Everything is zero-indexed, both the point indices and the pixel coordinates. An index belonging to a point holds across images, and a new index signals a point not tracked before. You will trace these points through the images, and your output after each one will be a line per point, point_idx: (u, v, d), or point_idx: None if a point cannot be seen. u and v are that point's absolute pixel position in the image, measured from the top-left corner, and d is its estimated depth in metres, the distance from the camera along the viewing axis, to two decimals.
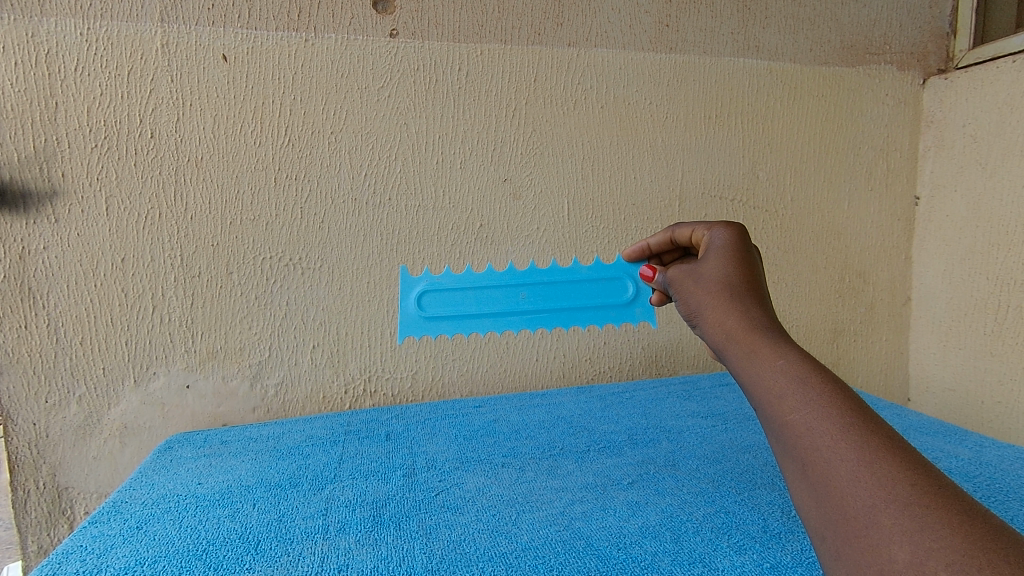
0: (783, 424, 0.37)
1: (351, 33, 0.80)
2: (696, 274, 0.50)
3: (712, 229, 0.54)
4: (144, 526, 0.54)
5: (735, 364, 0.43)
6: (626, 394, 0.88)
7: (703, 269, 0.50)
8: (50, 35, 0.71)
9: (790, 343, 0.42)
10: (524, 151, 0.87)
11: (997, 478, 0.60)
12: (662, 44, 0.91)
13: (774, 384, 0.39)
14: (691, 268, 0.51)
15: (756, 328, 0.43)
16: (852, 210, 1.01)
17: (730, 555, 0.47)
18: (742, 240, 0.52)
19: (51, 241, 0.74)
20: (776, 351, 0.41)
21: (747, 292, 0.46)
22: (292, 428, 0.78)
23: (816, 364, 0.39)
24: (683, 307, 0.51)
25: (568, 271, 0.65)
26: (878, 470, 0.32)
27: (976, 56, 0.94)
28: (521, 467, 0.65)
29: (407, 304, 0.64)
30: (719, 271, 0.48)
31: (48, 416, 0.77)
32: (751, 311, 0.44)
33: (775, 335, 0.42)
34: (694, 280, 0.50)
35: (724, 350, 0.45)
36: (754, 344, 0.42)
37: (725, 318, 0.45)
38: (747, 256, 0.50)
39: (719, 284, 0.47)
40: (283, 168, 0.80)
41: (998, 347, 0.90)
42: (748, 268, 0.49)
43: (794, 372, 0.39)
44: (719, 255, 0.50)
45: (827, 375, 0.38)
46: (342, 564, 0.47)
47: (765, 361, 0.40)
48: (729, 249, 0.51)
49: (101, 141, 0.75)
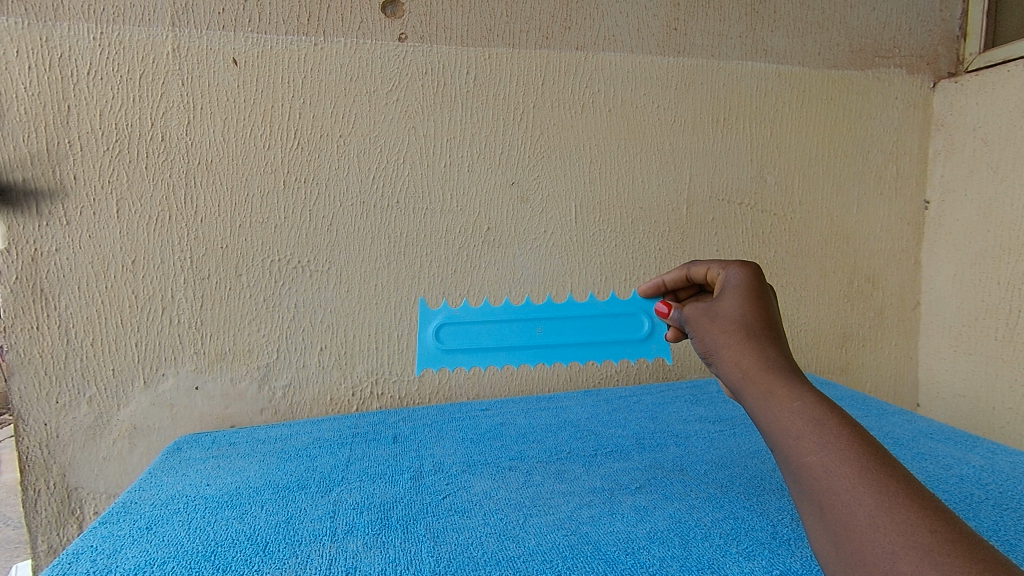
0: (799, 465, 0.37)
1: (360, 37, 0.80)
2: (711, 311, 0.50)
3: (728, 269, 0.54)
4: (154, 527, 0.54)
5: (752, 404, 0.43)
6: (633, 398, 0.88)
7: (718, 307, 0.50)
8: (63, 39, 0.72)
9: (805, 384, 0.42)
10: (531, 154, 0.88)
11: (1008, 485, 0.59)
12: (670, 47, 0.91)
13: (791, 425, 0.39)
14: (707, 307, 0.51)
15: (772, 368, 0.43)
16: (862, 214, 1.00)
17: (739, 561, 0.47)
18: (757, 280, 0.52)
19: (62, 243, 0.75)
20: (792, 391, 0.41)
21: (762, 332, 0.46)
22: (300, 430, 0.78)
23: (831, 404, 0.40)
24: (698, 345, 0.50)
25: (583, 306, 0.64)
26: (897, 514, 0.32)
27: (987, 59, 0.93)
28: (528, 471, 0.65)
29: (425, 336, 0.63)
30: (735, 310, 0.48)
31: (58, 416, 0.77)
32: (767, 352, 0.45)
33: (791, 376, 0.43)
34: (710, 318, 0.50)
35: (740, 389, 0.45)
36: (770, 384, 0.42)
37: (740, 358, 0.45)
38: (762, 295, 0.50)
39: (736, 324, 0.47)
40: (292, 171, 0.80)
41: (1009, 352, 0.90)
42: (764, 307, 0.49)
43: (810, 413, 0.39)
44: (735, 293, 0.50)
45: (843, 418, 0.38)
46: (350, 566, 0.47)
47: (781, 401, 0.41)
48: (745, 288, 0.51)
49: (113, 143, 0.75)
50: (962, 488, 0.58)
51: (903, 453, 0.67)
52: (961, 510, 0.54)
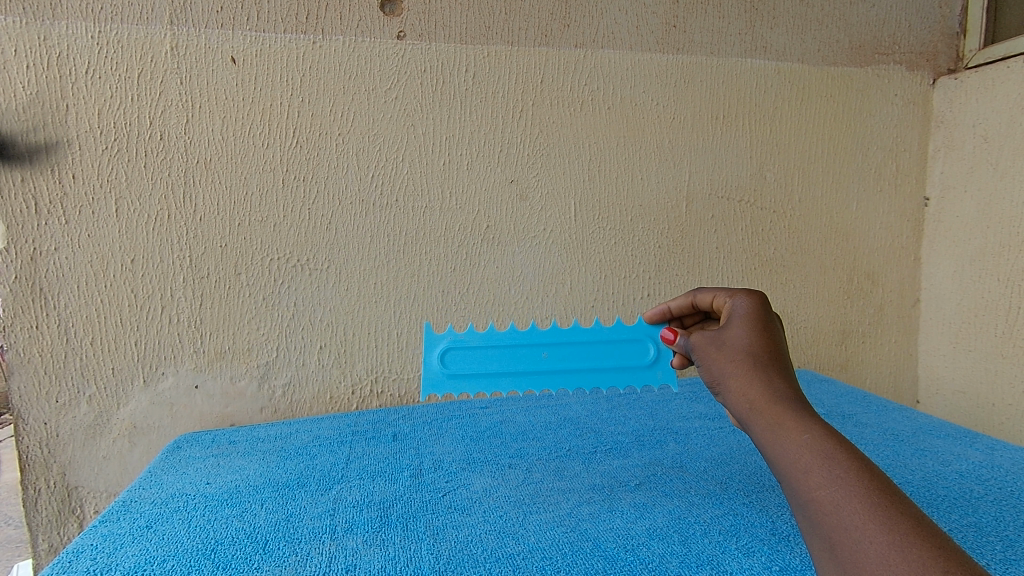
0: (809, 499, 0.37)
1: (358, 35, 0.80)
2: (717, 339, 0.48)
3: (735, 296, 0.52)
4: (154, 525, 0.54)
5: (759, 435, 0.42)
6: (633, 396, 0.88)
7: (724, 335, 0.48)
8: (61, 38, 0.72)
9: (814, 416, 0.41)
10: (530, 152, 0.88)
11: (1008, 481, 0.59)
12: (669, 45, 0.91)
13: (800, 459, 0.39)
14: (713, 335, 0.49)
15: (781, 400, 0.42)
16: (861, 211, 1.00)
17: (739, 557, 0.47)
18: (765, 308, 0.50)
19: (61, 242, 0.75)
20: (800, 423, 0.40)
21: (771, 362, 0.45)
22: (300, 428, 0.78)
23: (840, 437, 0.39)
24: (703, 373, 0.49)
25: (589, 331, 0.61)
26: (909, 553, 0.32)
27: (987, 56, 0.93)
28: (528, 468, 0.65)
29: (430, 361, 0.59)
30: (742, 339, 0.47)
31: (58, 415, 0.77)
32: (775, 382, 0.44)
33: (800, 407, 0.42)
34: (716, 346, 0.48)
35: (748, 421, 0.44)
36: (778, 416, 0.41)
37: (748, 389, 0.44)
38: (770, 323, 0.49)
39: (743, 353, 0.46)
40: (291, 169, 0.80)
41: (1010, 349, 0.89)
42: (771, 335, 0.47)
43: (818, 447, 0.38)
44: (742, 322, 0.48)
45: (852, 452, 0.38)
46: (350, 564, 0.47)
47: (790, 433, 0.40)
48: (753, 316, 0.49)
49: (112, 142, 0.75)
50: (961, 484, 0.58)
51: (903, 450, 0.67)
52: (961, 506, 0.54)
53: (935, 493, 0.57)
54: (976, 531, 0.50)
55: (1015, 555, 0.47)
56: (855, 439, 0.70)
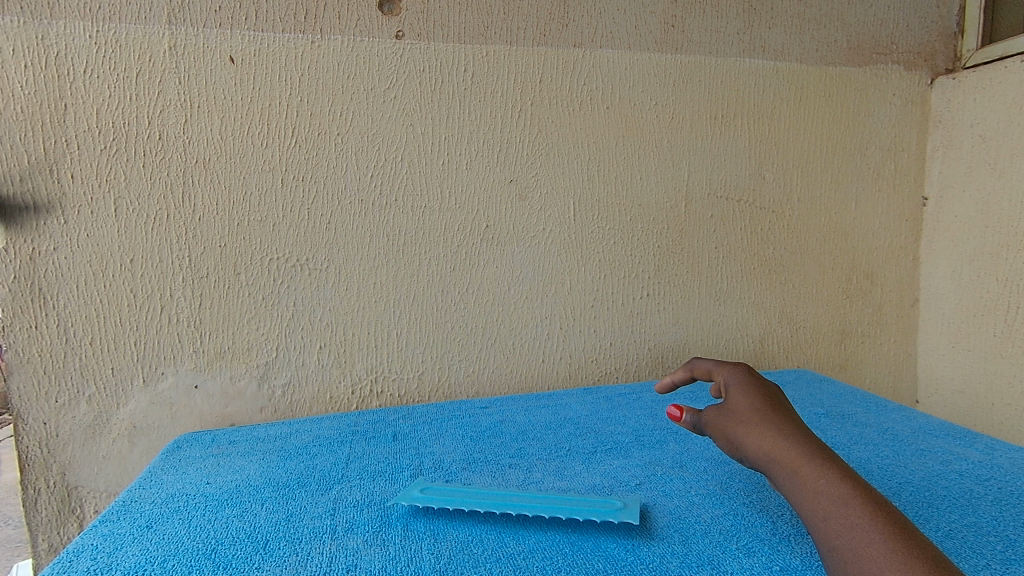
0: (831, 546, 0.40)
1: (357, 35, 0.80)
2: (724, 408, 0.54)
3: (731, 372, 0.58)
4: (154, 524, 0.54)
5: (783, 487, 0.47)
6: (632, 394, 0.88)
7: (729, 404, 0.54)
8: (59, 37, 0.72)
9: (828, 461, 0.46)
10: (530, 152, 0.88)
11: (1007, 481, 0.60)
12: (668, 44, 0.91)
13: (818, 505, 0.43)
14: (720, 405, 0.55)
15: (795, 450, 0.47)
16: (860, 210, 1.00)
17: (739, 558, 0.47)
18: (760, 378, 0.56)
19: (61, 242, 0.75)
20: (816, 469, 0.45)
21: (777, 416, 0.51)
22: (300, 428, 0.78)
23: (853, 482, 0.43)
24: (719, 441, 0.54)
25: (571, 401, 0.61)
26: None
27: (985, 56, 0.93)
28: (528, 468, 0.65)
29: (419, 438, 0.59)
30: (746, 404, 0.53)
31: (58, 415, 0.77)
32: (785, 434, 0.49)
33: (813, 454, 0.46)
34: (726, 415, 0.54)
35: (770, 472, 0.48)
36: (794, 465, 0.46)
37: (762, 443, 0.49)
38: (765, 387, 0.55)
39: (751, 415, 0.52)
40: (290, 169, 0.80)
41: (1007, 348, 0.90)
42: (770, 396, 0.54)
43: (834, 490, 0.43)
44: (743, 391, 0.55)
45: (865, 495, 0.42)
46: (350, 564, 0.47)
47: (806, 479, 0.45)
48: (751, 386, 0.55)
49: (110, 142, 0.75)
50: (960, 484, 0.59)
51: (902, 449, 0.68)
52: (961, 506, 0.55)
53: (935, 493, 0.57)
54: (975, 530, 0.50)
55: (1014, 555, 0.47)
56: (855, 439, 0.71)
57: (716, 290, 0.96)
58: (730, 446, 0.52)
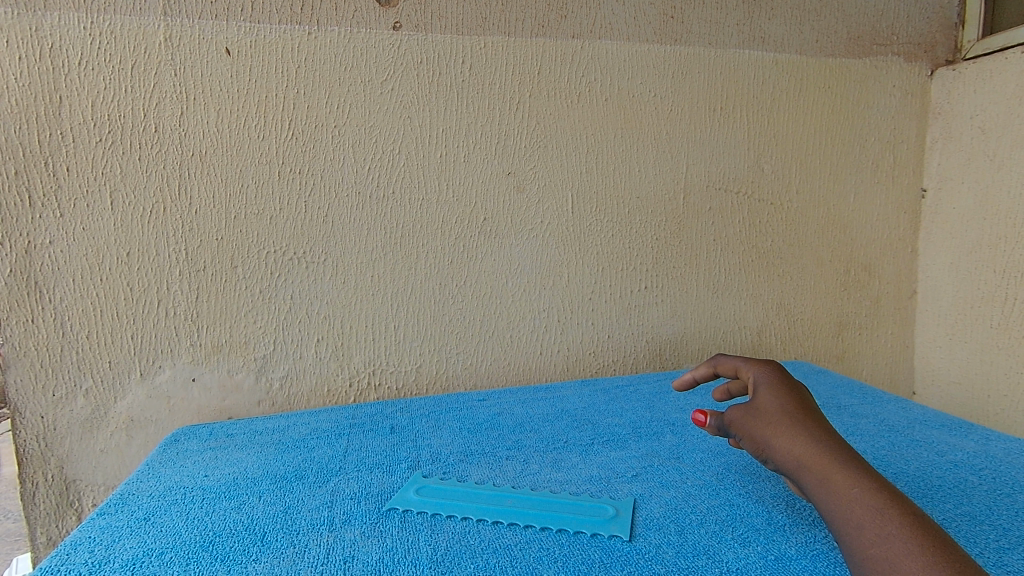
0: (864, 558, 0.39)
1: (354, 26, 0.80)
2: (751, 409, 0.53)
3: (757, 368, 0.57)
4: (152, 517, 0.54)
5: (812, 492, 0.45)
6: (630, 387, 0.88)
7: (756, 404, 0.53)
8: (53, 28, 0.71)
9: (860, 468, 0.44)
10: (528, 145, 0.87)
11: (1002, 471, 0.60)
12: (667, 36, 0.90)
13: (851, 514, 0.41)
14: (746, 404, 0.53)
15: (825, 453, 0.46)
16: (858, 202, 1.00)
17: (735, 547, 0.47)
18: (786, 376, 0.55)
19: (56, 235, 0.74)
20: (848, 476, 0.44)
21: (807, 420, 0.49)
22: (298, 421, 0.78)
23: (887, 490, 0.42)
24: (744, 443, 0.52)
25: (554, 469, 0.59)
26: None
27: (985, 47, 0.93)
28: (526, 460, 0.65)
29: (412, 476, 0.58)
30: (774, 403, 0.51)
31: (55, 409, 0.77)
32: (815, 436, 0.47)
33: (845, 460, 0.45)
34: (752, 414, 0.52)
35: (797, 477, 0.47)
36: (825, 470, 0.45)
37: (791, 445, 0.47)
38: (794, 387, 0.53)
39: (779, 414, 0.50)
40: (287, 162, 0.80)
41: (1005, 340, 0.90)
42: (799, 397, 0.52)
43: (869, 501, 0.41)
44: (771, 389, 0.53)
45: (902, 506, 0.41)
46: (347, 555, 0.47)
47: (838, 486, 0.43)
48: (778, 384, 0.54)
49: (106, 135, 0.75)
50: (956, 473, 0.59)
51: (898, 440, 0.68)
52: (955, 495, 0.55)
53: (929, 482, 0.57)
54: (970, 519, 0.51)
55: (1008, 543, 0.47)
56: (852, 430, 0.71)
57: (714, 283, 0.96)
58: (757, 448, 0.50)
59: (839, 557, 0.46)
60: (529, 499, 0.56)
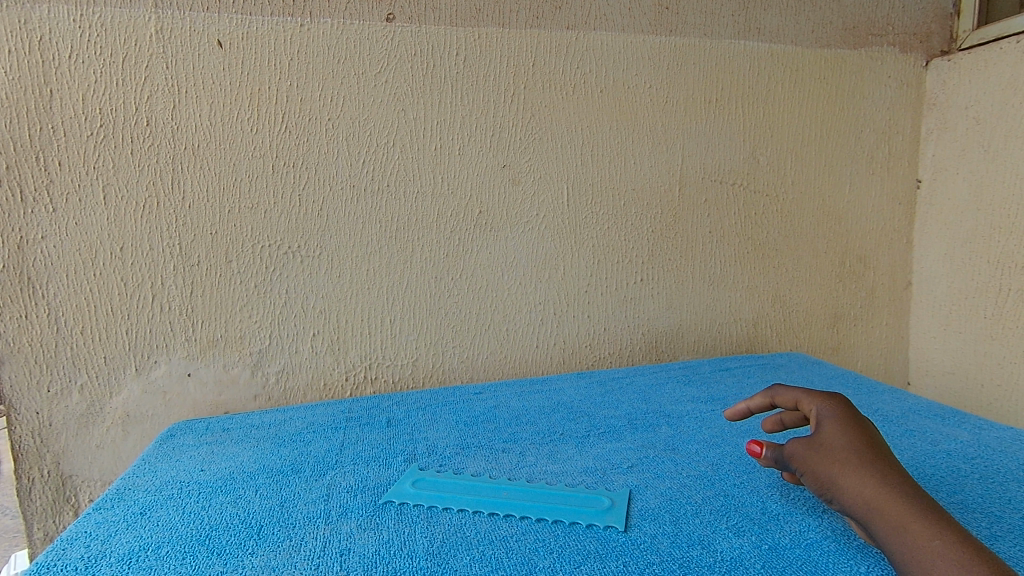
0: None
1: (347, 17, 0.79)
2: (814, 444, 0.49)
3: (815, 396, 0.53)
4: (148, 512, 0.54)
5: (885, 541, 0.42)
6: (626, 379, 0.88)
7: (820, 438, 0.49)
8: (42, 21, 0.71)
9: (940, 518, 0.42)
10: (523, 137, 0.87)
11: (994, 459, 0.60)
12: (662, 27, 0.90)
13: (933, 569, 0.39)
14: (809, 438, 0.50)
15: (901, 500, 0.43)
16: (853, 194, 1.00)
17: (729, 537, 0.48)
18: (850, 408, 0.51)
19: (48, 231, 0.74)
20: (927, 526, 0.41)
21: (878, 461, 0.46)
22: (294, 415, 0.78)
23: (972, 545, 0.39)
24: (805, 479, 0.49)
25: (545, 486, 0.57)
26: None
27: (980, 37, 0.93)
28: (522, 452, 0.65)
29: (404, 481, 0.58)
30: (841, 440, 0.48)
31: (50, 405, 0.77)
32: (889, 480, 0.44)
33: (922, 508, 0.42)
34: (817, 449, 0.49)
35: (867, 522, 0.44)
36: (901, 518, 0.42)
37: (863, 489, 0.45)
38: (860, 422, 0.50)
39: (848, 453, 0.47)
40: (281, 155, 0.79)
41: (999, 330, 0.90)
42: (866, 433, 0.49)
43: (953, 555, 0.39)
44: (836, 422, 0.50)
45: (990, 563, 0.38)
46: (344, 548, 0.48)
47: (917, 537, 0.40)
48: (843, 417, 0.50)
49: (98, 129, 0.74)
50: (949, 462, 0.59)
51: (892, 430, 0.68)
52: (948, 484, 0.55)
53: (922, 471, 0.58)
54: (963, 507, 0.51)
55: (1000, 531, 0.47)
56: None
57: (710, 275, 0.96)
58: (821, 487, 0.47)
59: (833, 546, 0.46)
60: (526, 491, 0.56)
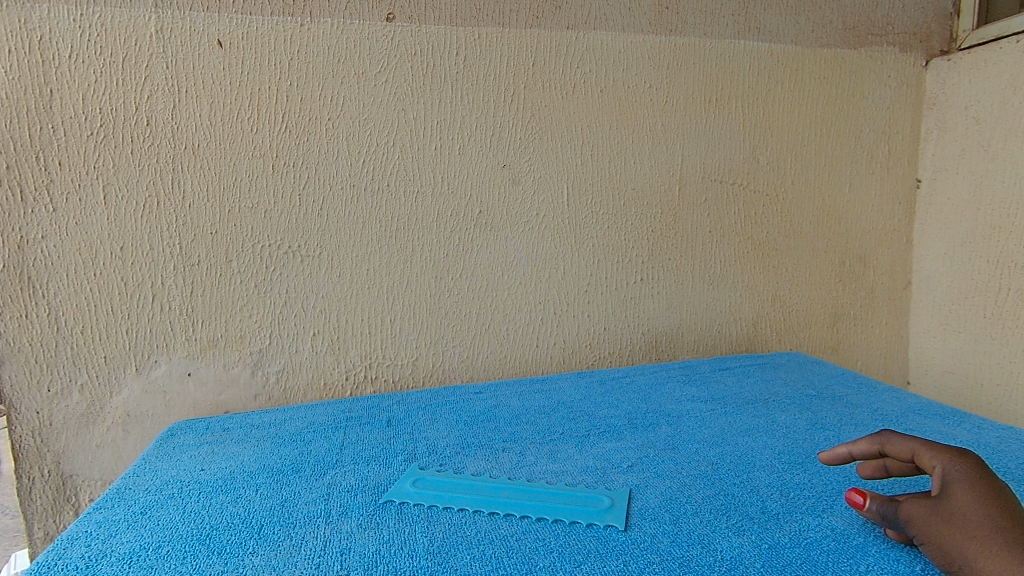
0: None
1: (347, 17, 0.79)
2: (941, 510, 0.42)
3: (938, 451, 0.45)
4: (148, 511, 0.54)
5: None
6: (626, 378, 0.88)
7: (947, 503, 0.42)
8: (42, 21, 0.71)
9: None
10: (523, 136, 0.87)
11: (993, 459, 0.60)
12: (662, 26, 0.90)
13: None
14: (934, 502, 0.42)
15: None
16: (853, 193, 1.00)
17: (729, 536, 0.48)
18: (983, 468, 0.43)
19: (48, 230, 0.74)
20: None
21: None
22: (294, 414, 0.78)
23: None
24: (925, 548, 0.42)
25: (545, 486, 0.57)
26: None
27: (980, 36, 0.93)
28: (522, 452, 0.65)
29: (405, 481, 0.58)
30: (976, 509, 0.41)
31: (50, 405, 0.77)
32: None
33: None
34: (945, 516, 0.41)
35: None
36: None
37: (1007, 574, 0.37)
38: (996, 486, 0.42)
39: (987, 527, 0.39)
40: (281, 155, 0.80)
41: (998, 330, 0.91)
42: (1005, 501, 0.41)
43: None
44: (967, 485, 0.42)
45: None
46: (345, 547, 0.48)
47: None
48: (974, 478, 0.42)
49: (98, 129, 0.74)
50: None
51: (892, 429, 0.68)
52: None
53: None
54: None
55: None
56: (846, 420, 0.71)
57: (710, 275, 0.97)
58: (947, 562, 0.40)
59: (832, 545, 0.46)
60: (526, 491, 0.56)
